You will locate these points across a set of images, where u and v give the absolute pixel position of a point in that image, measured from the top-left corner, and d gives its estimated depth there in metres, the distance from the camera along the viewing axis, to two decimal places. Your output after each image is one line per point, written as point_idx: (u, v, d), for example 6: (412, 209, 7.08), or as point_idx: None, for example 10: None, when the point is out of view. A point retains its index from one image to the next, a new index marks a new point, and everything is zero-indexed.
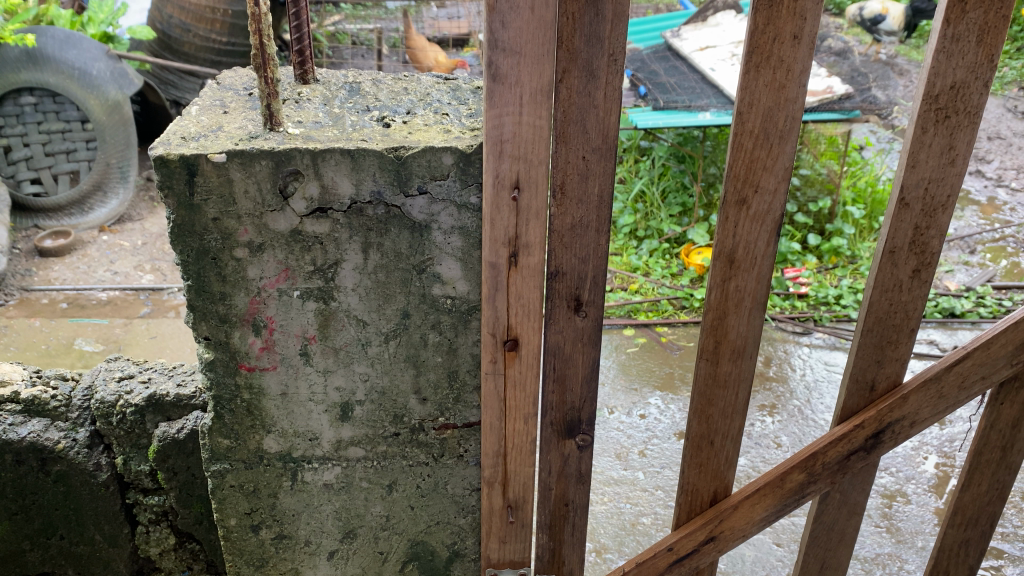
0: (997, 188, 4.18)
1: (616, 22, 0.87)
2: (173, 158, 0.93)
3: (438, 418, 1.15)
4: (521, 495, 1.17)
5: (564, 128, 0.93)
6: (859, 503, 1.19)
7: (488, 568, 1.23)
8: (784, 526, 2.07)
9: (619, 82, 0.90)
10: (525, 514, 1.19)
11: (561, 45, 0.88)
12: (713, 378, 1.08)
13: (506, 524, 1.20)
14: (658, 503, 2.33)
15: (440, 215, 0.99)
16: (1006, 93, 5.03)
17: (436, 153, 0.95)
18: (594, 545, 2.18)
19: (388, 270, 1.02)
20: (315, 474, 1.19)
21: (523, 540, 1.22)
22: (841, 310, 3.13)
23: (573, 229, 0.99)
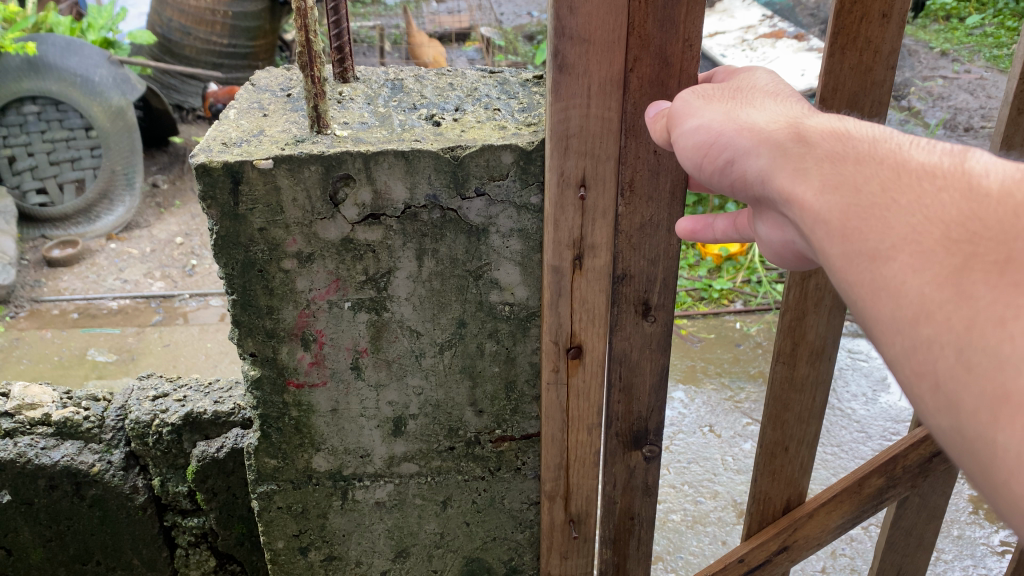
0: None
1: (692, 5, 0.80)
2: (216, 166, 0.87)
3: (495, 430, 1.10)
4: (585, 508, 1.12)
5: (634, 122, 0.86)
6: (939, 506, 1.14)
7: None
8: None
9: (694, 70, 0.84)
10: (589, 528, 1.13)
11: (631, 31, 0.81)
12: (789, 381, 1.02)
13: (569, 540, 1.14)
14: (689, 499, 2.27)
15: (498, 218, 0.93)
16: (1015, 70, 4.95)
17: (494, 152, 0.89)
18: None
19: (443, 277, 0.96)
20: (366, 492, 1.13)
21: (585, 555, 1.16)
22: None
23: (643, 229, 0.92)
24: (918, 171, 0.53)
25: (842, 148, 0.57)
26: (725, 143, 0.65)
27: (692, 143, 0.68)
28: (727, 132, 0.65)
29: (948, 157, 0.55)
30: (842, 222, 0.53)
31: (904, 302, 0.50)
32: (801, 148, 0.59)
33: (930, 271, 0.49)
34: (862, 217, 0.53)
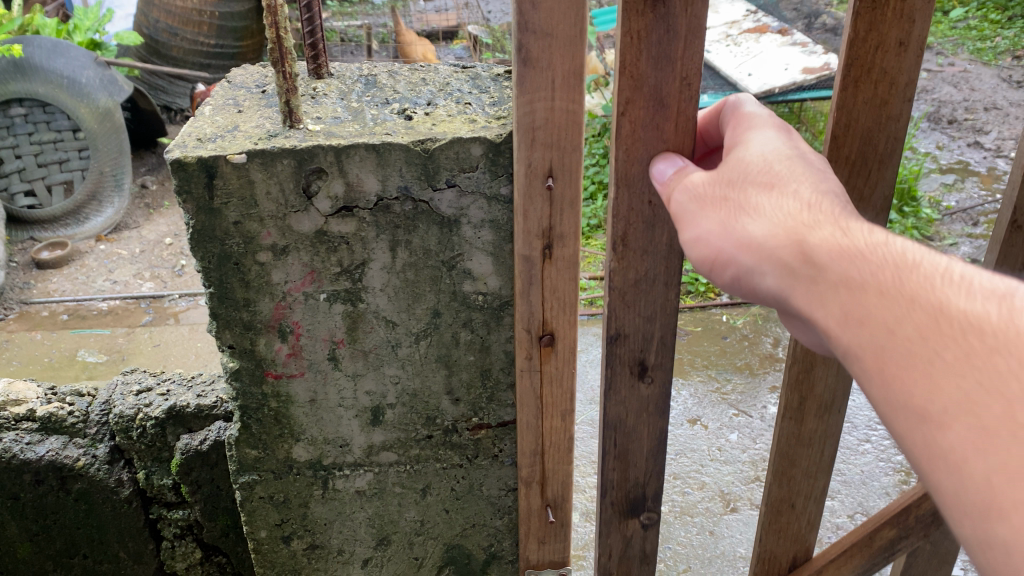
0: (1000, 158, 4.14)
1: (685, 44, 0.81)
2: (190, 161, 0.89)
3: (472, 418, 1.12)
4: (561, 493, 1.14)
5: (626, 169, 0.88)
6: (948, 553, 1.23)
7: (528, 569, 1.20)
8: None
9: (692, 109, 0.85)
10: (565, 513, 1.16)
11: (624, 71, 0.83)
12: (797, 436, 1.08)
13: (546, 525, 1.16)
14: (675, 490, 2.30)
15: (469, 209, 0.95)
16: (1001, 63, 5.01)
17: (463, 145, 0.91)
18: None
19: (417, 268, 0.98)
20: (346, 481, 1.15)
21: (563, 540, 1.19)
22: None
23: (637, 284, 0.96)
24: (955, 318, 0.54)
25: (860, 278, 0.59)
26: (730, 261, 0.68)
27: (705, 262, 0.71)
28: (732, 253, 0.68)
29: (982, 291, 0.55)
30: (880, 370, 0.56)
31: (958, 462, 0.51)
32: (820, 282, 0.61)
33: (978, 435, 0.50)
34: (896, 368, 0.55)
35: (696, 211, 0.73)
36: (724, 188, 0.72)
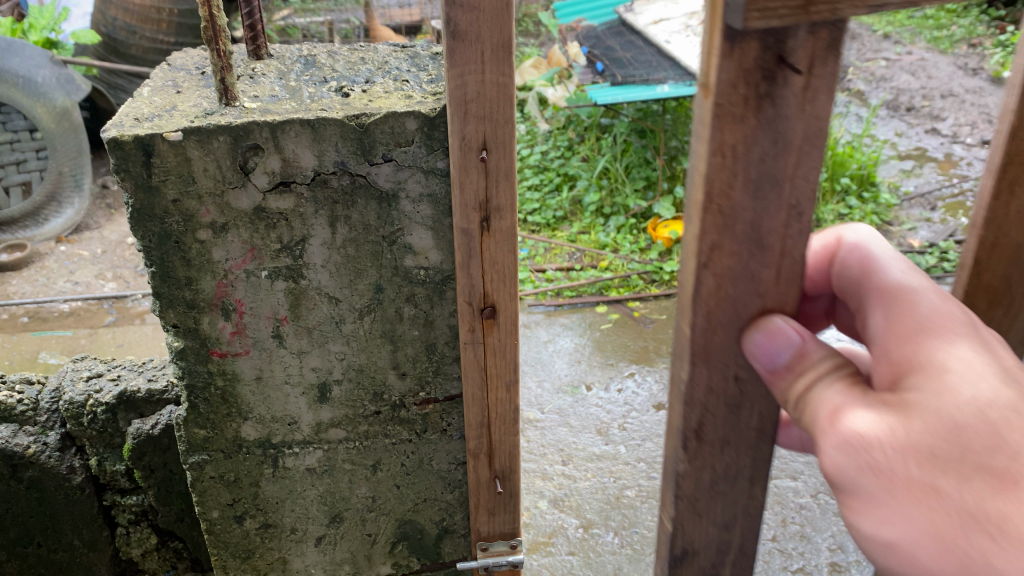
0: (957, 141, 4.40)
1: (808, 150, 0.49)
2: (127, 140, 0.90)
3: (419, 392, 1.14)
4: (508, 464, 1.16)
5: (706, 343, 0.54)
6: None
7: (479, 541, 1.22)
8: None
9: (802, 251, 0.52)
10: (514, 484, 1.18)
11: (709, 202, 0.49)
12: None
13: (495, 496, 1.19)
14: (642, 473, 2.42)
15: (407, 183, 0.97)
16: (956, 51, 5.22)
17: (398, 119, 0.93)
18: (581, 520, 2.28)
19: (357, 244, 1.00)
20: (296, 459, 1.17)
21: (513, 510, 1.21)
22: None
23: (710, 489, 0.61)
24: None
25: None
26: None
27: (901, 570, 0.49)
28: None
29: None
30: None
31: None
32: None
33: None
34: None
35: (887, 501, 0.49)
36: (929, 470, 0.48)
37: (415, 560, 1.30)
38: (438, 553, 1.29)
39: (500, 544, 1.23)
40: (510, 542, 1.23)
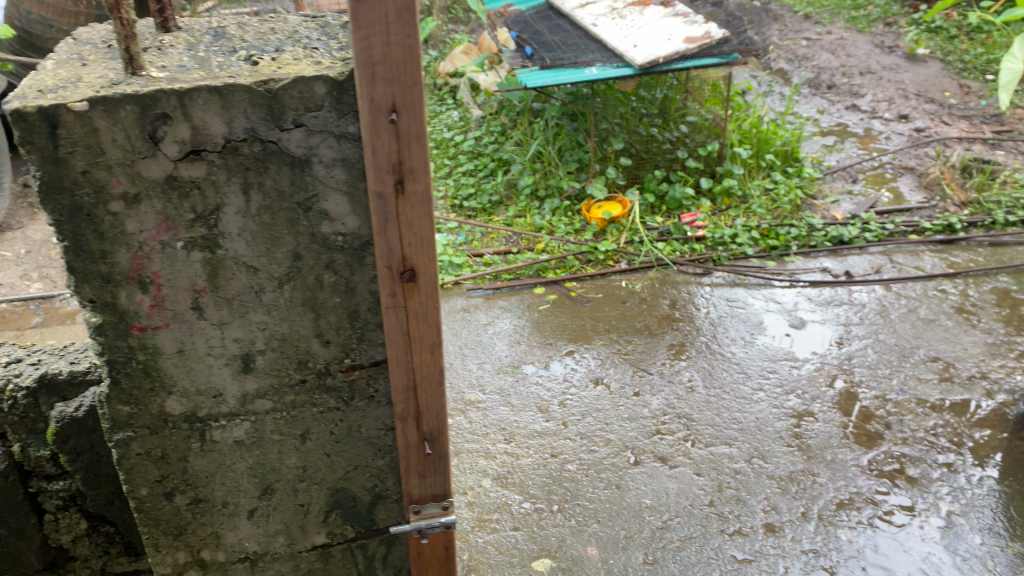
0: (873, 120, 5.17)
1: None
2: (30, 110, 0.89)
3: (345, 359, 1.15)
4: (437, 427, 1.19)
5: None
6: None
7: (411, 504, 1.25)
8: (708, 457, 2.59)
9: None
10: (443, 445, 1.21)
11: None
12: None
13: (424, 458, 1.21)
14: (583, 449, 2.63)
15: (319, 147, 0.98)
16: (873, 28, 6.21)
17: (307, 83, 0.94)
18: (526, 495, 2.47)
19: (272, 211, 1.01)
20: (223, 431, 1.17)
21: (442, 472, 1.24)
22: (737, 249, 3.82)
23: None
24: None
25: None
26: None
27: None
28: None
29: None
30: None
31: None
32: None
33: None
34: None
35: None
36: None
37: (350, 529, 1.32)
38: (372, 520, 1.31)
39: (432, 507, 1.27)
40: (441, 502, 1.26)
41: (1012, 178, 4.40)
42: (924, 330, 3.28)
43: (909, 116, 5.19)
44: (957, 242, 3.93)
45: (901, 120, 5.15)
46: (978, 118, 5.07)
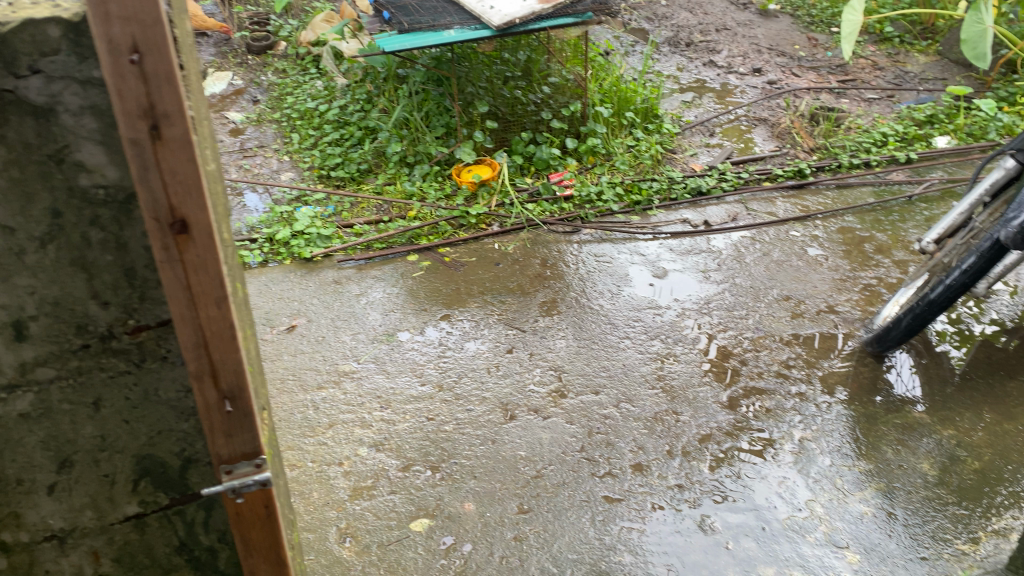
0: (727, 76, 6.27)
1: None
2: None
3: (129, 321, 1.35)
4: (236, 384, 1.18)
5: None
6: None
7: (221, 465, 1.24)
8: (586, 404, 3.45)
9: None
10: (245, 402, 1.20)
11: None
12: None
13: (226, 416, 1.20)
14: (461, 410, 3.43)
15: (62, 96, 1.18)
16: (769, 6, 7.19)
17: (38, 28, 1.13)
18: (404, 460, 3.23)
19: (22, 164, 1.22)
20: (8, 405, 1.40)
21: (250, 430, 1.23)
22: (602, 207, 4.73)
23: None
24: None
25: None
26: None
27: None
28: None
29: None
30: None
31: None
32: None
33: None
34: None
35: None
36: None
37: (164, 495, 1.54)
38: (188, 484, 1.54)
39: (245, 465, 1.26)
40: (254, 461, 1.26)
41: (853, 124, 5.42)
42: (779, 272, 4.17)
43: (762, 70, 6.29)
44: (808, 186, 4.87)
45: (754, 74, 6.25)
46: (825, 69, 6.28)
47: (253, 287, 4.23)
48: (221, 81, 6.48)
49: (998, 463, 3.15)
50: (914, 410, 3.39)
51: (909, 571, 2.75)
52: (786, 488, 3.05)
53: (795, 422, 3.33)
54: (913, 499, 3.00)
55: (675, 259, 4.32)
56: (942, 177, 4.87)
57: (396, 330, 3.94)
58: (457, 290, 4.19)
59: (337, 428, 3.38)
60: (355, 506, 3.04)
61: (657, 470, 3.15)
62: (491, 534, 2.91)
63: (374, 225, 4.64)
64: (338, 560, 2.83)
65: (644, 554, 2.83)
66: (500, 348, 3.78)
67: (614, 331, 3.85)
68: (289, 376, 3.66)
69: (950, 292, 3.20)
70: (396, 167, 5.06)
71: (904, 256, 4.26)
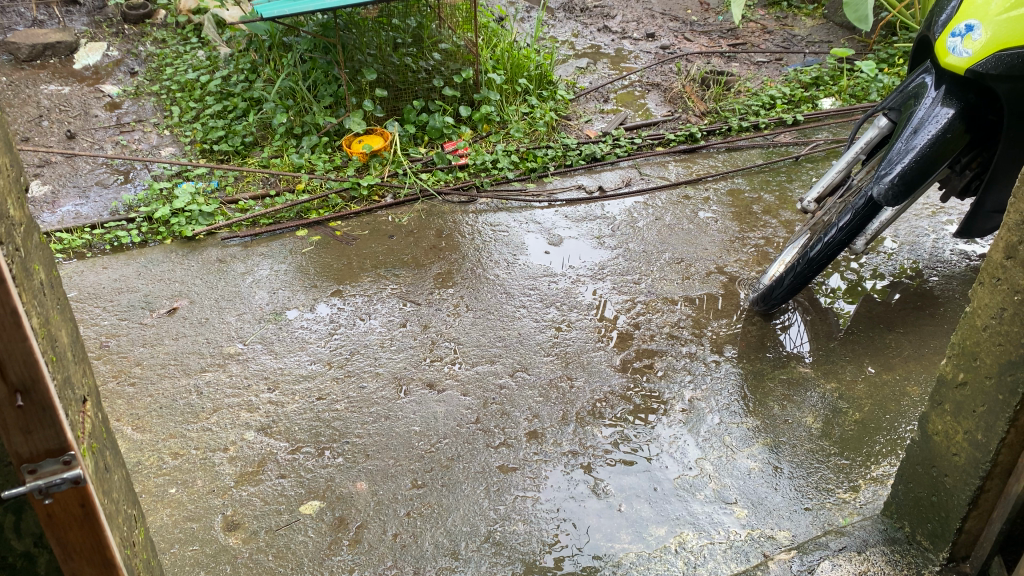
0: (621, 41, 6.36)
1: None
2: None
3: None
4: (27, 374, 1.16)
5: None
6: None
7: (23, 463, 1.21)
8: (486, 373, 3.24)
9: None
10: (40, 395, 1.19)
11: None
12: None
13: (19, 411, 1.18)
14: (352, 389, 3.17)
15: None
16: None
17: None
18: (293, 442, 2.94)
19: None
20: None
21: (52, 424, 1.21)
22: (497, 174, 4.64)
23: None
24: None
25: None
26: None
27: None
28: None
29: None
30: None
31: None
32: None
33: None
34: None
35: None
36: None
37: None
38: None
39: (51, 463, 1.23)
40: (60, 457, 1.23)
41: (742, 88, 5.50)
42: (670, 236, 4.13)
43: (655, 35, 6.41)
44: (699, 150, 4.89)
45: (647, 39, 6.34)
46: (716, 33, 6.41)
47: (131, 269, 3.94)
48: (95, 52, 6.09)
49: (878, 413, 3.02)
50: (801, 364, 3.28)
51: (794, 522, 2.59)
52: (677, 448, 2.89)
53: (686, 382, 3.19)
54: (798, 453, 2.86)
55: (570, 226, 4.22)
56: (827, 137, 4.93)
57: (284, 308, 3.66)
58: (348, 265, 3.96)
59: (222, 413, 3.08)
60: (242, 492, 2.74)
61: (552, 436, 2.94)
62: (384, 512, 2.65)
63: (260, 200, 4.43)
64: (224, 548, 2.54)
65: (538, 522, 2.61)
66: (394, 322, 3.56)
67: (510, 301, 3.68)
68: (170, 361, 3.35)
69: (830, 249, 3.14)
70: (283, 139, 4.86)
71: (790, 215, 4.25)
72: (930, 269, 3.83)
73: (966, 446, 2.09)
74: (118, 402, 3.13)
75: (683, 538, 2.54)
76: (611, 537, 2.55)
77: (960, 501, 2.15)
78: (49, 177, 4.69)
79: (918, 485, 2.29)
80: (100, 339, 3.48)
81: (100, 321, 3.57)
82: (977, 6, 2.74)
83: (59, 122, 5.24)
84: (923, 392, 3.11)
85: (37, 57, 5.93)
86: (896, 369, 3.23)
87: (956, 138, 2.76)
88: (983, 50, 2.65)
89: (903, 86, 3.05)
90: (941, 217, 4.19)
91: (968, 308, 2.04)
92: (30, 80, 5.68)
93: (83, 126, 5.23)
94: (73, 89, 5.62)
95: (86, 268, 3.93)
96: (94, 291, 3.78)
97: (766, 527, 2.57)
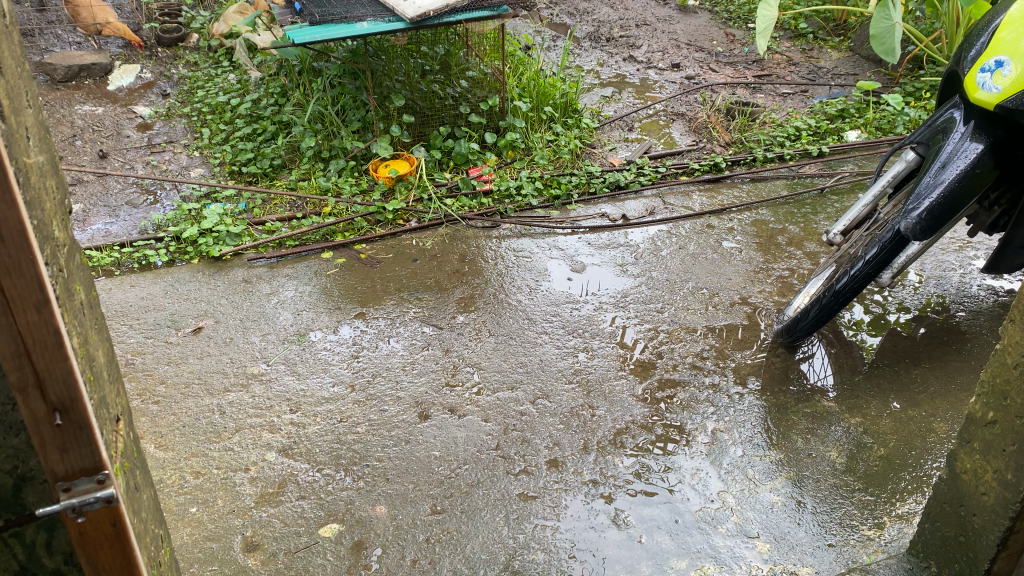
0: (647, 70, 6.41)
1: None
2: None
3: None
4: (65, 394, 1.18)
5: None
6: None
7: (57, 481, 1.23)
8: (507, 400, 3.23)
9: None
10: (76, 414, 1.20)
11: None
12: None
13: (56, 429, 1.20)
14: (374, 412, 3.17)
15: None
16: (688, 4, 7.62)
17: None
18: (314, 464, 2.94)
19: None
20: None
21: (86, 444, 1.23)
22: (520, 201, 4.67)
23: None
24: None
25: None
26: None
27: None
28: None
29: None
30: None
31: None
32: None
33: None
34: None
35: None
36: None
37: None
38: (23, 504, 1.35)
39: (85, 481, 1.25)
40: (94, 477, 1.25)
41: (767, 119, 5.52)
42: (694, 265, 4.12)
43: (680, 65, 6.46)
44: (723, 180, 4.89)
45: (672, 69, 6.39)
46: (742, 64, 6.46)
47: (158, 288, 3.98)
48: (129, 74, 6.20)
49: (903, 449, 2.98)
50: (825, 398, 3.24)
51: (817, 559, 2.55)
52: (699, 480, 2.86)
53: (708, 414, 3.17)
54: (822, 487, 2.82)
55: (592, 253, 4.22)
56: (853, 169, 4.91)
57: (308, 330, 3.68)
58: (372, 287, 3.98)
59: (243, 433, 3.09)
60: (262, 513, 2.74)
61: (573, 465, 2.93)
62: (403, 537, 2.64)
63: (287, 222, 4.48)
64: (243, 569, 2.53)
65: (558, 552, 2.59)
66: (416, 345, 3.57)
67: (532, 327, 3.68)
68: (194, 380, 3.37)
69: (856, 282, 3.11)
70: (310, 162, 4.92)
71: (814, 247, 4.23)
72: (956, 304, 3.79)
73: (995, 485, 2.06)
74: (142, 419, 3.16)
75: (704, 571, 2.51)
76: (630, 569, 2.52)
77: (989, 541, 2.10)
78: (81, 196, 4.77)
79: (945, 524, 2.25)
80: (126, 356, 3.51)
81: (126, 338, 3.61)
82: (1007, 42, 2.74)
83: (92, 142, 5.34)
84: (950, 430, 3.06)
85: (72, 78, 6.05)
86: (922, 406, 3.18)
87: (985, 173, 2.74)
88: (1012, 86, 2.64)
89: (932, 120, 3.02)
90: (968, 252, 4.16)
91: (999, 345, 2.02)
92: (66, 100, 5.78)
93: (115, 146, 5.33)
94: (107, 110, 5.73)
95: (114, 286, 3.98)
96: (121, 309, 3.82)
97: (788, 563, 2.54)
